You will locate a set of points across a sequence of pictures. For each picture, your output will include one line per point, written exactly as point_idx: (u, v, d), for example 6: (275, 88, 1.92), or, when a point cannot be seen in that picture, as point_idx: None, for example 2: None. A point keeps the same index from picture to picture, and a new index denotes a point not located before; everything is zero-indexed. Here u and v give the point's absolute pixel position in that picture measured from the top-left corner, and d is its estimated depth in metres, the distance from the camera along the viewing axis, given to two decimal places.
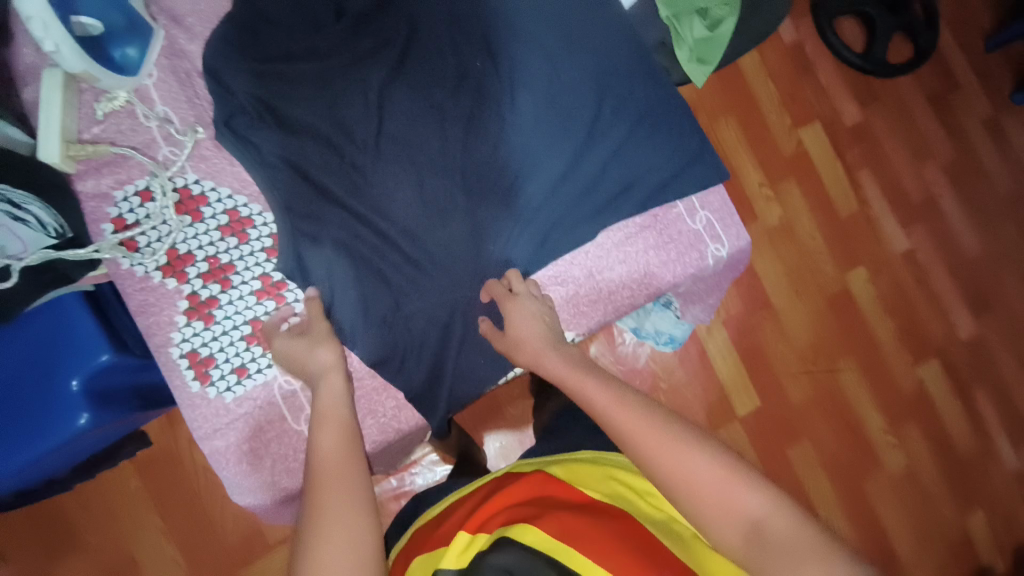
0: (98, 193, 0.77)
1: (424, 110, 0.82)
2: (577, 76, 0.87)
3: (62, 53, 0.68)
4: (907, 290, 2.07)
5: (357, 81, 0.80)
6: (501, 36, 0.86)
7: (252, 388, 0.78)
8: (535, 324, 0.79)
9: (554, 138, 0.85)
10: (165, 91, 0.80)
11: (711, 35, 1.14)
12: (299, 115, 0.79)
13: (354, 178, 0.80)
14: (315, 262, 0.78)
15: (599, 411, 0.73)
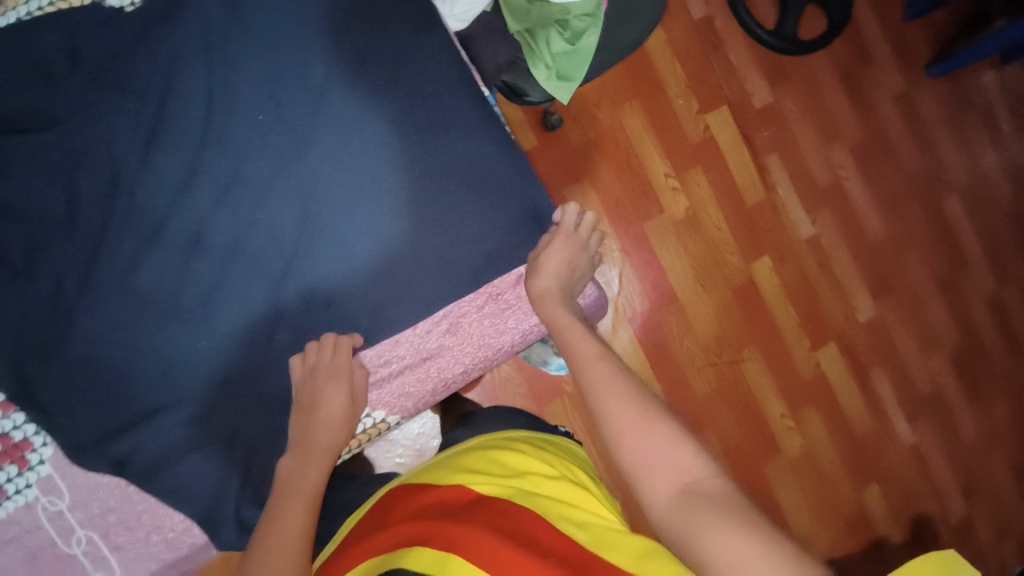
0: None
1: (171, 189, 0.77)
2: (356, 131, 0.80)
3: None
4: (810, 275, 2.09)
5: (104, 153, 0.77)
6: (284, 91, 0.80)
7: (14, 510, 0.72)
8: (556, 270, 0.83)
9: (330, 204, 0.79)
10: None
11: (572, 49, 1.02)
12: (31, 193, 0.75)
13: (100, 263, 0.75)
14: (60, 360, 0.73)
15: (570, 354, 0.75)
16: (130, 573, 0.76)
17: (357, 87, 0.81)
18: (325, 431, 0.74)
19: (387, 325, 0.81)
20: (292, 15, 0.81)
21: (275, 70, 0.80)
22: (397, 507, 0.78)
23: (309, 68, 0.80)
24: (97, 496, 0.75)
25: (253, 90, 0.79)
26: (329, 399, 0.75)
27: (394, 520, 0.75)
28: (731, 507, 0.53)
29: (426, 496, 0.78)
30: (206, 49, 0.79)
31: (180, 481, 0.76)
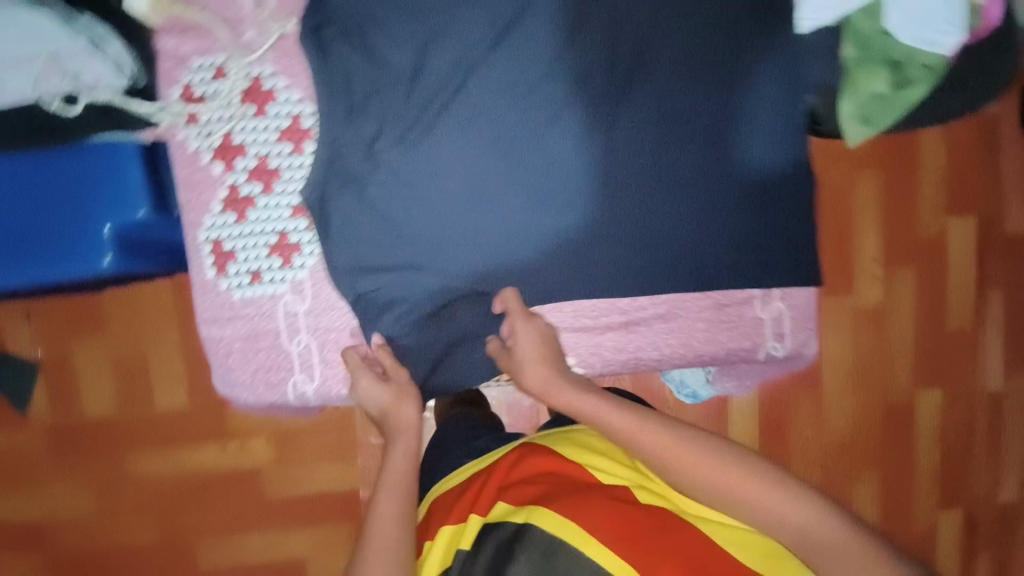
0: (176, 56, 0.75)
1: (499, 90, 0.75)
2: (715, 118, 0.79)
3: None
4: (971, 429, 1.85)
5: (436, 17, 0.74)
6: (631, 32, 0.77)
7: (260, 295, 0.79)
8: (544, 367, 0.78)
9: (652, 180, 0.79)
10: None
11: (890, 94, 0.93)
12: (354, 15, 0.74)
13: (402, 132, 0.75)
14: (335, 208, 0.76)
15: (591, 416, 0.74)
16: (323, 389, 0.82)
17: (700, 61, 0.79)
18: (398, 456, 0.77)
19: (628, 293, 0.82)
20: None
21: (673, 28, 0.78)
22: (512, 459, 0.77)
23: (707, 41, 0.78)
24: (330, 313, 0.81)
25: (660, 46, 0.78)
26: (404, 410, 0.79)
27: (507, 473, 0.76)
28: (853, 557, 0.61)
29: (539, 457, 0.76)
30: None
31: (405, 337, 0.82)
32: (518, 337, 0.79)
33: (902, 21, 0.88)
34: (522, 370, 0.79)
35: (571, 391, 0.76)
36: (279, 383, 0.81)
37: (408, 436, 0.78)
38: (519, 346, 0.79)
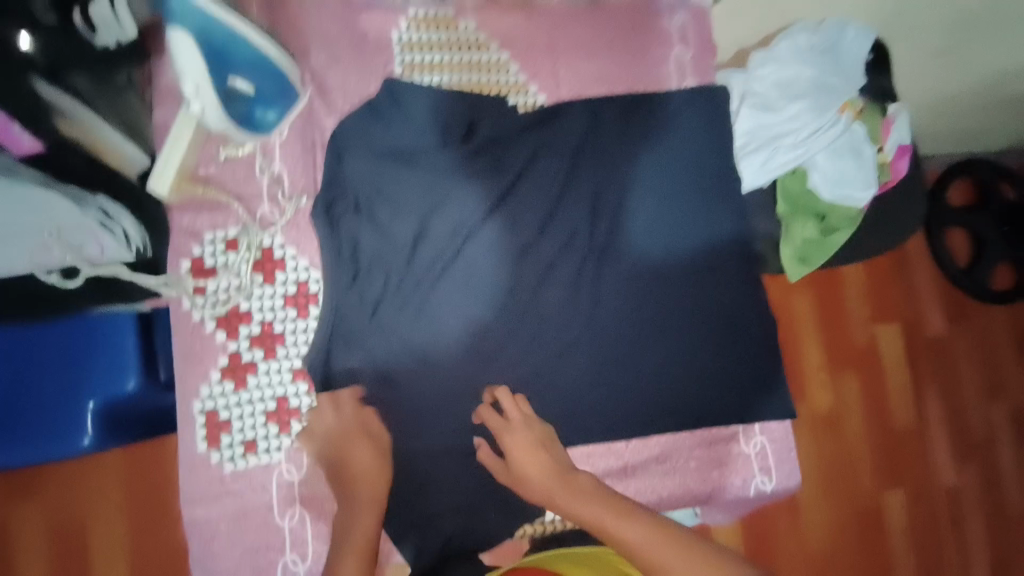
0: (190, 229, 0.77)
1: (496, 257, 0.84)
2: (687, 271, 0.89)
3: (207, 116, 0.67)
4: (936, 526, 1.91)
5: (437, 192, 0.83)
6: (609, 201, 0.88)
7: (253, 466, 0.76)
8: (536, 458, 0.77)
9: (636, 328, 0.87)
10: (288, 152, 0.80)
11: (821, 239, 1.09)
12: (362, 194, 0.81)
13: (407, 293, 0.81)
14: (340, 370, 0.77)
15: (590, 520, 0.71)
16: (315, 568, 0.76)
17: (670, 224, 0.90)
18: (363, 527, 0.72)
19: (624, 437, 0.85)
20: (636, 139, 0.90)
21: (646, 197, 0.89)
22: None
23: (675, 206, 0.90)
24: (325, 482, 0.78)
25: (635, 212, 0.89)
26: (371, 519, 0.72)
27: None
28: None
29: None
30: (616, 163, 0.88)
31: (407, 498, 0.80)
32: (505, 434, 0.78)
33: (824, 181, 1.05)
34: (521, 474, 0.77)
35: (575, 495, 0.74)
36: (268, 564, 0.76)
37: (373, 501, 0.74)
38: (508, 443, 0.77)
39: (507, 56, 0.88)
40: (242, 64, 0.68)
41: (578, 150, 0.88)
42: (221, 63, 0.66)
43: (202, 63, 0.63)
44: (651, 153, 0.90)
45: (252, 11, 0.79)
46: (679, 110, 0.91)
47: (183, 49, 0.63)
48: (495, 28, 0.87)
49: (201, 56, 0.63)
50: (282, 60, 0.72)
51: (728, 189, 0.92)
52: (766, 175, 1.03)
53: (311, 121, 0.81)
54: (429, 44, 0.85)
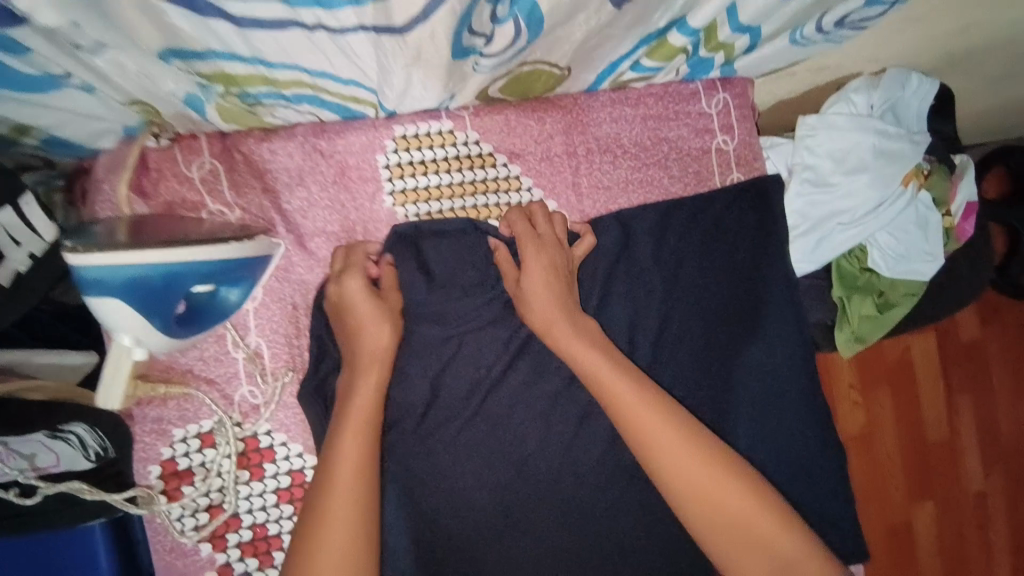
0: (158, 428, 0.65)
1: (519, 412, 0.73)
2: (739, 402, 0.78)
3: (147, 343, 0.54)
4: (964, 540, 1.73)
5: (451, 345, 0.71)
6: (647, 329, 0.76)
7: None
8: (574, 319, 0.65)
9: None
10: (265, 318, 0.67)
11: (876, 314, 0.94)
12: None
13: (423, 467, 0.70)
14: None
15: (711, 507, 0.58)
16: None
17: (716, 347, 0.78)
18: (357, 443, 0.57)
19: None
20: (677, 253, 0.77)
21: (692, 318, 0.77)
22: None
23: (722, 325, 0.78)
24: None
25: (677, 339, 0.77)
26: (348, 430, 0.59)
27: None
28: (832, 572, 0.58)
29: None
30: (653, 284, 0.76)
31: None
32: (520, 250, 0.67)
33: (883, 256, 0.90)
34: (651, 413, 0.61)
35: (709, 472, 0.59)
36: None
37: (364, 407, 0.59)
38: (609, 382, 0.62)
39: (518, 170, 0.73)
40: (185, 280, 0.52)
41: (607, 274, 0.75)
42: (159, 300, 0.51)
43: (142, 318, 0.51)
44: (694, 268, 0.77)
45: (203, 154, 0.64)
46: (721, 218, 0.78)
47: (115, 309, 0.50)
48: (501, 139, 0.71)
49: (135, 312, 0.50)
50: (231, 249, 0.55)
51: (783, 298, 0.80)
52: (817, 259, 0.89)
53: (288, 279, 0.67)
54: (423, 170, 0.70)
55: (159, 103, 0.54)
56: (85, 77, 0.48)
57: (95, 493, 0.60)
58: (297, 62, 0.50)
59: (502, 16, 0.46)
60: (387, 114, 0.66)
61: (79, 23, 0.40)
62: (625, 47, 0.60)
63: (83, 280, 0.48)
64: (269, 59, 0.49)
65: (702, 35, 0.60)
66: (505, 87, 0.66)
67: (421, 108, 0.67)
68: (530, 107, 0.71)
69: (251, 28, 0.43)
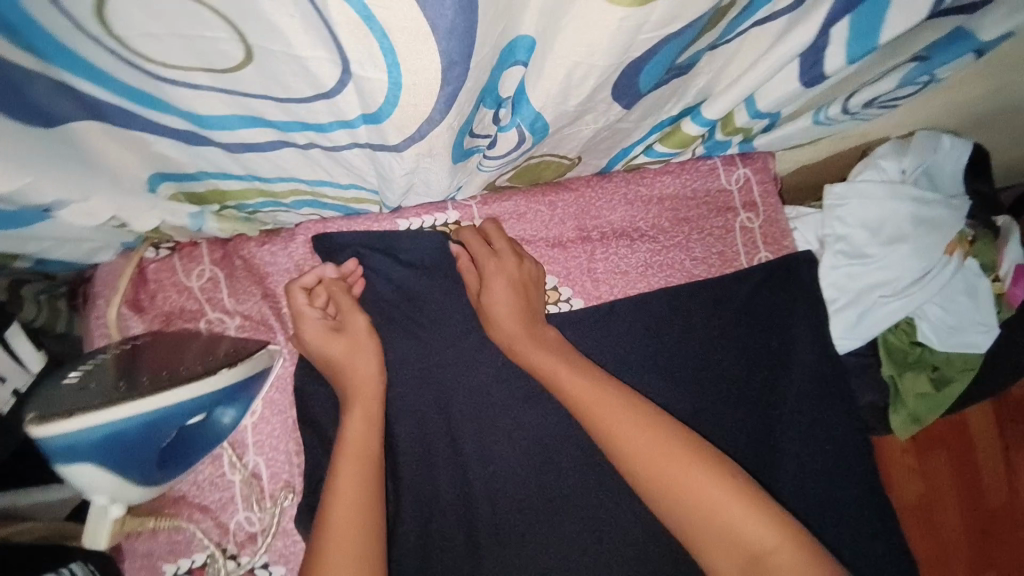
0: (146, 564, 0.60)
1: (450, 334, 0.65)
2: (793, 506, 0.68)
3: (128, 495, 0.50)
4: None
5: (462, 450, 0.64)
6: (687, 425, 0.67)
7: None
8: (517, 308, 0.62)
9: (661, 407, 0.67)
10: (265, 433, 0.62)
11: (931, 392, 0.85)
12: None
13: None
14: None
15: (612, 432, 0.55)
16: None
17: (765, 443, 0.69)
18: (363, 374, 0.59)
19: None
20: (707, 340, 0.70)
21: (721, 398, 0.69)
22: None
23: (763, 412, 0.69)
24: None
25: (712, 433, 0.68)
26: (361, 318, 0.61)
27: None
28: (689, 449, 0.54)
29: None
30: (679, 366, 0.69)
31: None
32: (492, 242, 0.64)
33: (933, 330, 0.82)
34: (660, 456, 0.53)
35: (651, 446, 0.54)
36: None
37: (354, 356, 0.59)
38: (530, 356, 0.61)
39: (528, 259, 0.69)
40: (165, 426, 0.48)
41: (622, 364, 0.68)
42: (128, 454, 0.47)
43: (119, 476, 0.47)
44: (713, 335, 0.70)
45: (203, 261, 0.62)
46: (751, 300, 0.71)
47: (85, 473, 0.46)
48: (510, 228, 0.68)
49: (109, 472, 0.47)
50: (214, 378, 0.51)
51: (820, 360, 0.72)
52: (862, 334, 0.82)
53: (287, 389, 0.63)
54: (424, 260, 0.65)
55: (174, 221, 0.52)
56: (69, 218, 0.45)
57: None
58: (294, 174, 0.48)
59: (504, 122, 0.44)
60: (391, 209, 0.63)
61: (38, 180, 0.40)
62: (636, 135, 0.57)
63: (49, 450, 0.44)
64: (263, 174, 0.48)
65: (718, 123, 0.57)
66: (513, 176, 0.64)
67: (426, 201, 0.64)
68: (540, 192, 0.69)
69: (241, 150, 0.42)
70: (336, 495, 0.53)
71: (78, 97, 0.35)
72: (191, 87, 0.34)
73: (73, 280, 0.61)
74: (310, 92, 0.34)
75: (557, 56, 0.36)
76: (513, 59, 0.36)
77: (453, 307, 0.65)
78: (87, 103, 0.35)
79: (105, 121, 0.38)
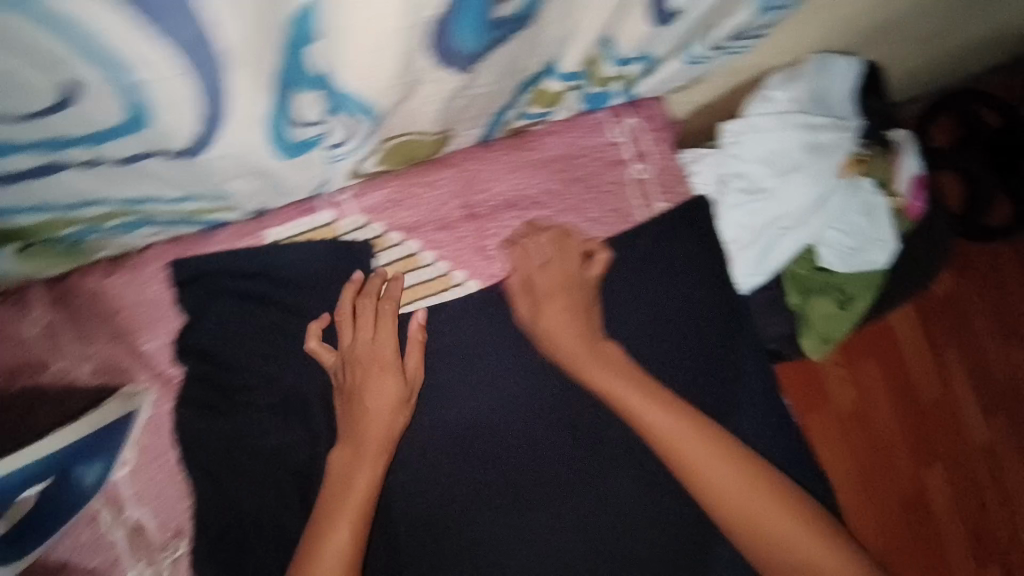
0: None
1: (464, 360, 0.65)
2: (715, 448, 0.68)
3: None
4: None
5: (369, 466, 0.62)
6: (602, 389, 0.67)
7: None
8: (575, 326, 0.63)
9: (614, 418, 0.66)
10: (142, 483, 0.58)
11: (839, 311, 0.87)
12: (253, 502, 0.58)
13: None
14: None
15: (661, 436, 0.59)
16: None
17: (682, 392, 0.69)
18: (379, 423, 0.59)
19: None
20: (611, 303, 0.69)
21: (651, 360, 0.68)
22: None
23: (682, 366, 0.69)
24: None
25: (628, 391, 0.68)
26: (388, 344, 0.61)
27: None
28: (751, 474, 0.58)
29: None
30: (587, 337, 0.67)
31: None
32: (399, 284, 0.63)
33: (832, 252, 0.84)
34: (681, 446, 0.58)
35: (723, 473, 0.58)
36: None
37: (389, 369, 0.60)
38: (580, 364, 0.62)
39: (417, 246, 0.64)
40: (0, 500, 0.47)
41: (531, 342, 0.66)
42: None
43: None
44: (618, 300, 0.69)
45: (35, 308, 0.55)
46: (652, 252, 0.70)
47: None
48: (391, 216, 0.63)
49: None
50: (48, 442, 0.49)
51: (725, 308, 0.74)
52: (766, 267, 0.82)
53: (165, 431, 0.59)
54: (301, 263, 0.62)
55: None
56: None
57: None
58: (104, 195, 0.41)
59: (330, 105, 0.38)
60: (251, 215, 0.59)
61: None
62: (500, 98, 0.52)
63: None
64: (62, 202, 0.41)
65: (585, 73, 0.52)
66: (383, 158, 0.58)
67: (289, 202, 0.60)
68: (419, 173, 0.64)
69: (14, 180, 0.36)
70: (333, 541, 0.53)
71: None
72: None
73: None
74: (45, 105, 0.30)
75: (353, 22, 0.32)
76: (303, 33, 0.31)
77: (342, 314, 0.62)
78: None
79: None
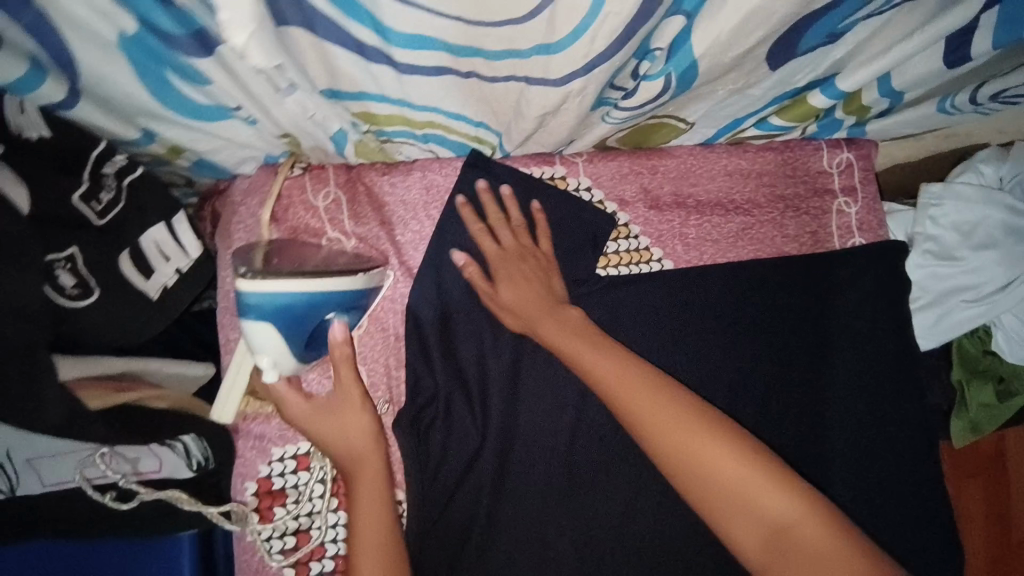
0: (259, 445, 0.65)
1: (641, 312, 0.70)
2: (853, 493, 0.70)
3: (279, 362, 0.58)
4: None
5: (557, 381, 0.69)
6: (771, 385, 0.71)
7: None
8: (538, 299, 0.65)
9: (825, 403, 0.71)
10: (367, 348, 0.67)
11: (998, 403, 0.84)
12: (443, 382, 0.67)
13: (501, 521, 0.66)
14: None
15: (617, 404, 0.58)
16: None
17: (847, 412, 0.72)
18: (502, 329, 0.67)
19: None
20: (798, 309, 0.72)
21: (800, 357, 0.71)
22: None
23: (858, 386, 0.72)
24: None
25: (784, 407, 0.71)
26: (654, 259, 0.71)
27: None
28: (668, 415, 0.56)
29: None
30: (759, 330, 0.71)
31: None
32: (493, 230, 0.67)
33: (1008, 340, 0.81)
34: (647, 399, 0.57)
35: (712, 442, 0.54)
36: None
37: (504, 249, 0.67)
38: (556, 335, 0.63)
39: (626, 217, 0.71)
40: (324, 308, 0.56)
41: (703, 322, 0.71)
42: (301, 325, 0.55)
43: (282, 343, 0.55)
44: (800, 306, 0.72)
45: (329, 184, 0.66)
46: (855, 275, 0.73)
47: (262, 333, 0.55)
48: (609, 186, 0.71)
49: (279, 335, 0.55)
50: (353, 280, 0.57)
51: (876, 332, 0.73)
52: (939, 336, 0.82)
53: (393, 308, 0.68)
54: (546, 198, 0.69)
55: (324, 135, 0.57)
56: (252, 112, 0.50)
57: (188, 503, 0.58)
58: (440, 104, 0.53)
59: (650, 72, 0.47)
60: (504, 154, 0.67)
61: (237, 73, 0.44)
62: (763, 103, 0.58)
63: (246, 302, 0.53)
64: (414, 102, 0.52)
65: (842, 100, 0.58)
66: (624, 135, 0.67)
67: (535, 150, 0.69)
68: (642, 156, 0.71)
69: (410, 72, 0.46)
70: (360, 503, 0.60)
71: (302, 4, 0.39)
72: (401, 1, 0.38)
73: (209, 190, 0.67)
74: (503, 17, 0.38)
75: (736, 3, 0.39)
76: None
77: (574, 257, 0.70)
78: (301, 6, 0.39)
79: (311, 30, 0.41)
